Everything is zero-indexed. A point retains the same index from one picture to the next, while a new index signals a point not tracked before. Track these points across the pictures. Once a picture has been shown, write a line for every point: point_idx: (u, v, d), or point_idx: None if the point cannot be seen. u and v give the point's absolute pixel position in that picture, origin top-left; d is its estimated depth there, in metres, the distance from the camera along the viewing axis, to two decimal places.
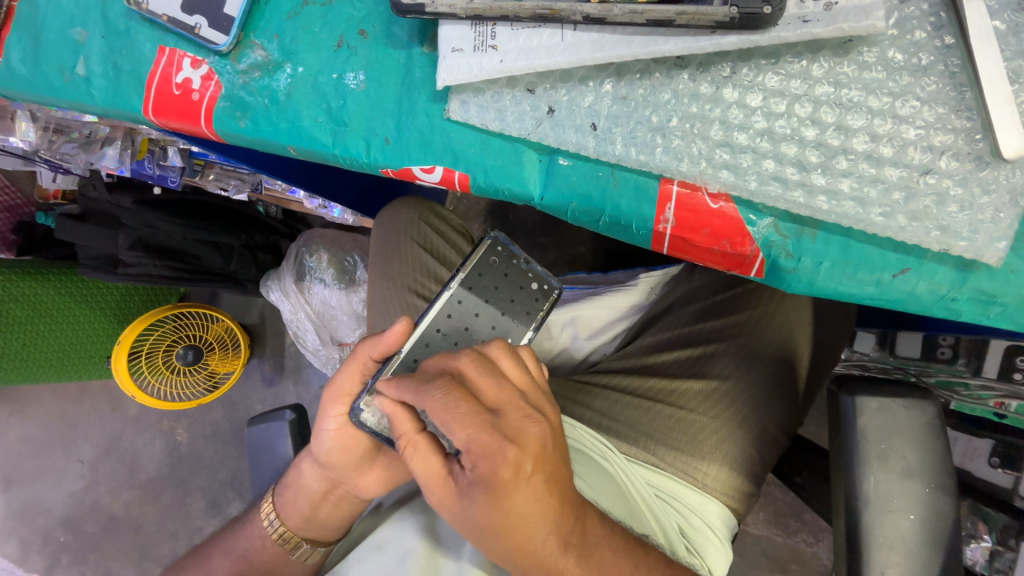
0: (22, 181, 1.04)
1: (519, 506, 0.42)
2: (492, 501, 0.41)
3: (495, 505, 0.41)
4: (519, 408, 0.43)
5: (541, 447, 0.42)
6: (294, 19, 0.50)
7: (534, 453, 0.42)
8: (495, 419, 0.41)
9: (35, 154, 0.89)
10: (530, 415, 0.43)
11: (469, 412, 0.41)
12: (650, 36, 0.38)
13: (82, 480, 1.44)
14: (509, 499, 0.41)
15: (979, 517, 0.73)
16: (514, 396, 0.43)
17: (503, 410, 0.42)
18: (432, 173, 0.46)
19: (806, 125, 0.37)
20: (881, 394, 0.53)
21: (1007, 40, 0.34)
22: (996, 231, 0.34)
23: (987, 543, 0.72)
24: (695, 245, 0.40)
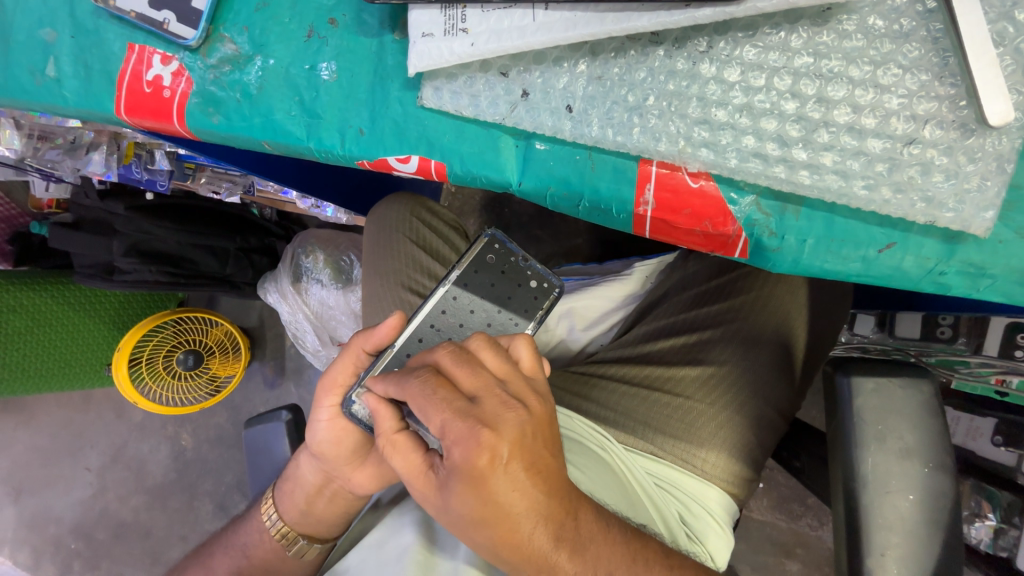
0: (17, 192, 1.07)
1: (501, 496, 0.41)
2: (471, 489, 0.40)
3: (475, 493, 0.40)
4: (497, 396, 0.42)
5: (519, 434, 0.41)
6: (263, 11, 0.49)
7: (515, 442, 0.41)
8: (470, 406, 0.41)
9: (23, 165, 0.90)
10: (507, 402, 0.42)
11: (444, 398, 0.41)
12: (622, 12, 0.36)
13: (89, 487, 1.44)
14: (487, 486, 0.40)
15: (982, 495, 0.73)
16: (490, 384, 0.43)
17: (480, 398, 0.42)
18: (408, 163, 0.45)
19: (785, 98, 0.36)
20: (877, 374, 0.52)
21: (991, 1, 0.33)
22: (983, 201, 0.33)
23: (991, 521, 0.72)
24: (677, 227, 0.40)
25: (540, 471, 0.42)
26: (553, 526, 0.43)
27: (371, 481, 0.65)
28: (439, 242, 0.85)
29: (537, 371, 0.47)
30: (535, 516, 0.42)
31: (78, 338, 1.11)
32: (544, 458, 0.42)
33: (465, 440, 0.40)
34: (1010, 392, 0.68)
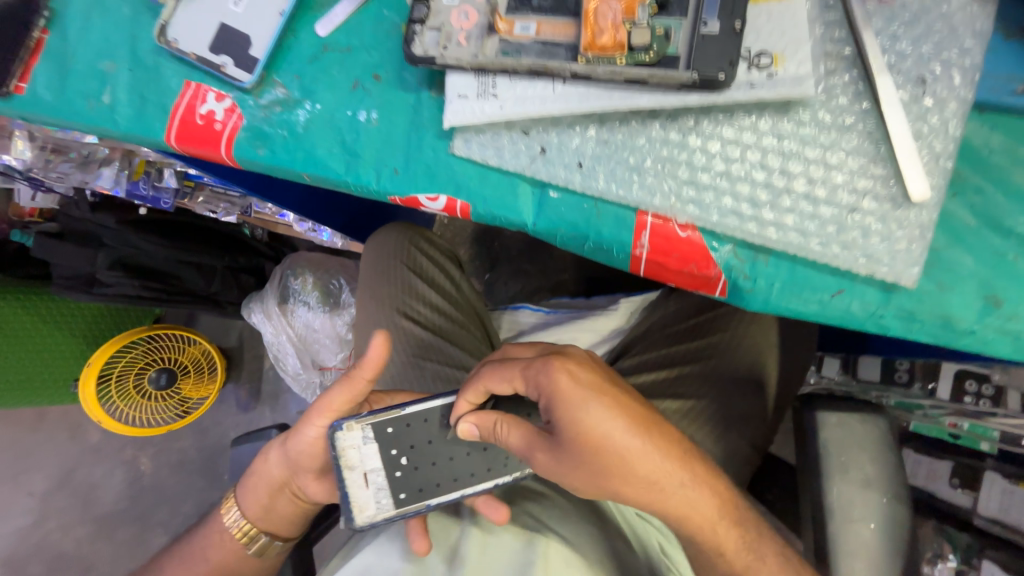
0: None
1: (593, 421, 0.48)
2: (566, 424, 0.49)
3: (569, 425, 0.49)
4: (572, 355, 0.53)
5: (589, 373, 0.51)
6: (314, 62, 0.56)
7: (599, 383, 0.50)
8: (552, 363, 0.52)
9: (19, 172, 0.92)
10: (565, 360, 0.52)
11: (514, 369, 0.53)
12: (627, 92, 0.45)
13: (29, 515, 1.36)
14: (583, 415, 0.48)
15: (944, 538, 0.76)
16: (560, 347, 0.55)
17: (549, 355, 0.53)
18: (436, 202, 0.52)
19: (757, 169, 0.44)
20: (839, 409, 0.60)
21: (911, 107, 0.42)
22: (911, 259, 0.41)
23: (952, 563, 0.74)
24: (668, 268, 0.47)
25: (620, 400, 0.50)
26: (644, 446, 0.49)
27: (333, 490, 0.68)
28: (440, 278, 0.90)
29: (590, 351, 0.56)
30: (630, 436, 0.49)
31: (44, 354, 1.10)
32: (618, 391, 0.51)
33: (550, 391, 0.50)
34: (962, 435, 0.77)
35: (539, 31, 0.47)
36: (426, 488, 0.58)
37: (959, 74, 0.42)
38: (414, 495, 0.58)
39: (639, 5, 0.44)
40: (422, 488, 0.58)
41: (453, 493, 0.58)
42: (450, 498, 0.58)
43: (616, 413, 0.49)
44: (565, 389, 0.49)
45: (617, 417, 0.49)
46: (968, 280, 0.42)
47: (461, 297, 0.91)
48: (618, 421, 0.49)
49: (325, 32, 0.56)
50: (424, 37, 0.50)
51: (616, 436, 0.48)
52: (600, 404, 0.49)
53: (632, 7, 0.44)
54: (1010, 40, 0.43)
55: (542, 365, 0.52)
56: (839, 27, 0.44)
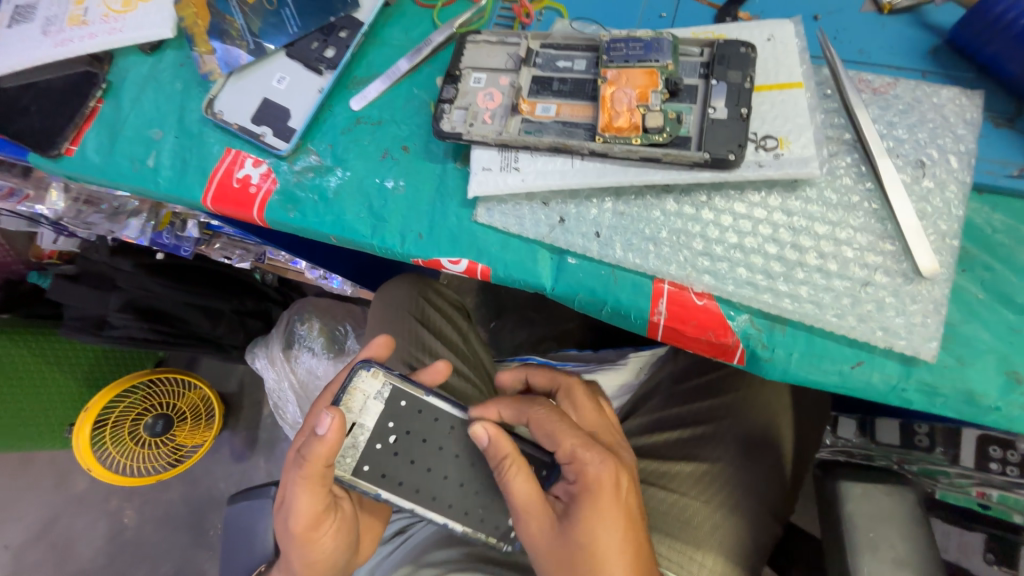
0: (18, 240, 1.07)
1: (605, 528, 0.50)
2: (586, 516, 0.50)
3: (586, 522, 0.50)
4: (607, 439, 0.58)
5: (624, 473, 0.53)
6: (347, 134, 0.61)
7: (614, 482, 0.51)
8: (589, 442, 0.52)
9: (47, 219, 0.97)
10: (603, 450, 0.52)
11: (571, 428, 0.53)
12: (642, 169, 0.48)
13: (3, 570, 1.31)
14: (602, 515, 0.50)
15: None
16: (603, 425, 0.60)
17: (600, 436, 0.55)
18: (458, 265, 0.54)
19: (769, 243, 0.46)
20: (864, 481, 0.59)
21: (913, 187, 0.44)
22: (927, 333, 0.42)
23: None
24: (685, 335, 0.47)
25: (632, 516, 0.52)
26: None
27: (313, 509, 0.57)
28: (454, 335, 0.91)
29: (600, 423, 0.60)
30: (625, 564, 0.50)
31: (42, 397, 1.11)
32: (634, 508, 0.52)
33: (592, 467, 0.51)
34: (992, 506, 0.74)
35: (559, 113, 0.51)
36: (405, 486, 0.56)
37: (955, 159, 0.44)
38: (373, 477, 0.56)
39: (651, 92, 0.48)
40: (386, 475, 0.56)
41: (409, 502, 0.56)
42: (401, 505, 0.56)
43: (624, 528, 0.50)
44: (605, 479, 0.50)
45: (626, 535, 0.50)
46: (986, 355, 0.42)
47: (472, 354, 0.91)
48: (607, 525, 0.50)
49: (359, 107, 0.61)
50: (452, 115, 0.54)
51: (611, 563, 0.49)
52: (623, 514, 0.50)
53: (645, 94, 0.48)
54: (999, 128, 0.46)
55: (596, 456, 0.51)
56: (838, 114, 0.47)
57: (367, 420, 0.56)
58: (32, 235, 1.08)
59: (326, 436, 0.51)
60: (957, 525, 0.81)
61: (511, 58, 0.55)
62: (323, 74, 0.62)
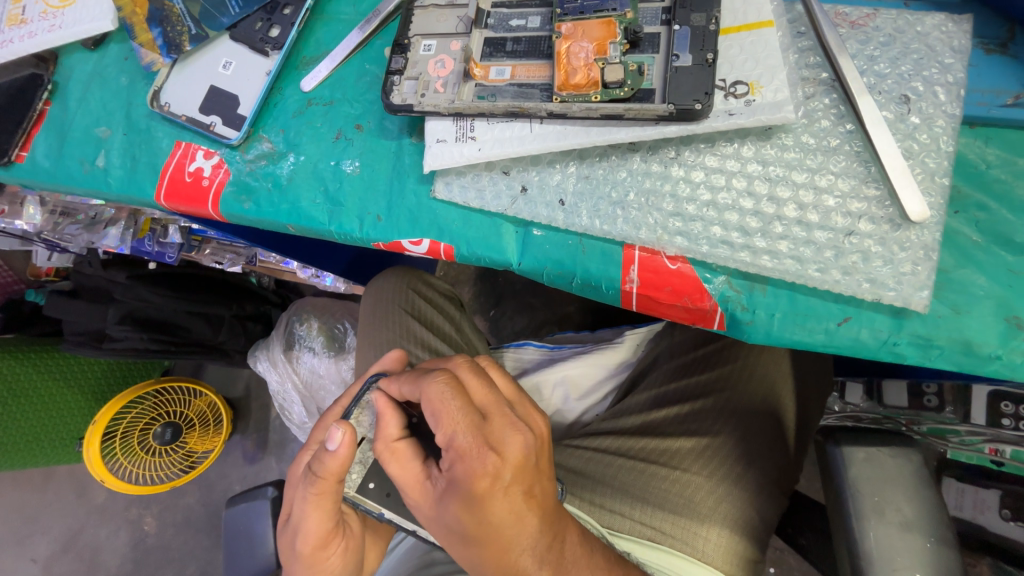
0: (16, 260, 1.14)
1: (493, 518, 0.44)
2: (466, 508, 0.44)
3: (469, 513, 0.44)
4: (506, 416, 0.45)
5: (522, 458, 0.45)
6: (299, 117, 0.57)
7: (519, 464, 0.44)
8: (481, 422, 0.44)
9: (32, 235, 0.97)
10: (514, 424, 0.45)
11: (461, 409, 0.44)
12: (604, 127, 0.44)
13: None
14: (485, 508, 0.43)
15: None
16: (500, 404, 0.46)
17: (490, 416, 0.45)
18: (419, 245, 0.51)
19: (743, 197, 0.43)
20: (866, 444, 0.55)
21: (897, 125, 0.41)
22: (918, 282, 0.38)
23: None
24: (660, 302, 0.45)
25: (535, 495, 0.46)
26: (537, 554, 0.46)
27: (321, 529, 0.56)
28: (447, 326, 0.87)
29: (513, 393, 0.51)
30: (526, 540, 0.46)
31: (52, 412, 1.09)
32: (540, 487, 0.46)
33: (467, 460, 0.43)
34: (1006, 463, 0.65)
35: (514, 75, 0.47)
36: (393, 496, 0.58)
37: (943, 91, 0.41)
38: (378, 496, 0.58)
39: (609, 43, 0.44)
40: (390, 495, 0.58)
41: (411, 524, 0.58)
42: (406, 526, 0.58)
43: (522, 512, 0.45)
44: (506, 464, 0.43)
45: (524, 517, 0.45)
46: (983, 301, 0.39)
47: (464, 344, 0.87)
48: (510, 510, 0.44)
49: (309, 88, 0.58)
50: (402, 87, 0.51)
51: (511, 543, 0.45)
52: (512, 501, 0.44)
53: (603, 46, 0.44)
54: (991, 55, 0.42)
55: (478, 447, 0.43)
56: (814, 53, 0.44)
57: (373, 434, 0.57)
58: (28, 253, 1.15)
59: (337, 451, 0.50)
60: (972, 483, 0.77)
61: (462, 21, 0.52)
62: (269, 55, 0.59)
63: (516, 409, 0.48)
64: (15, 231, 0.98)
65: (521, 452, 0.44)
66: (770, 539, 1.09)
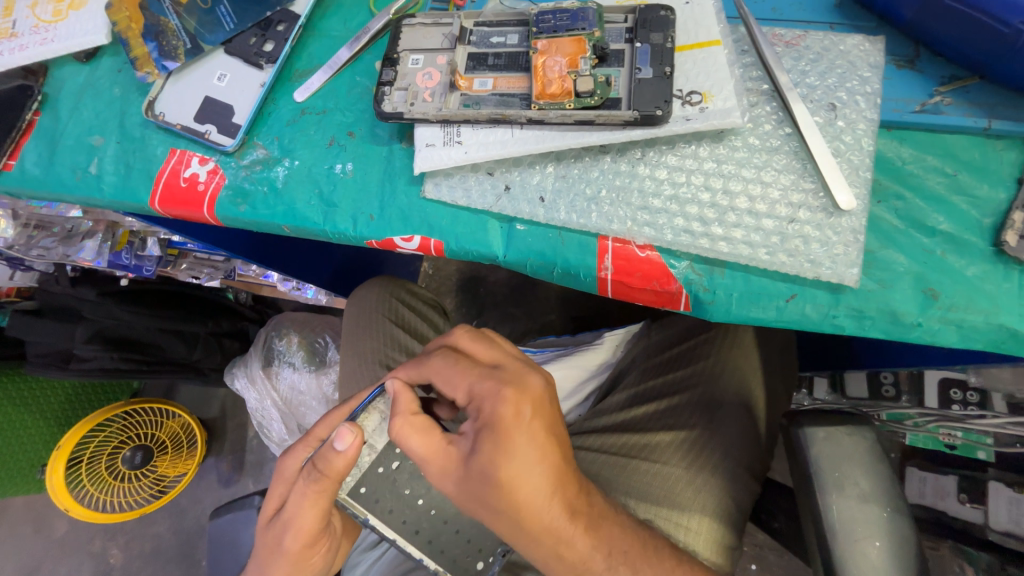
0: None
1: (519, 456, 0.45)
2: (496, 443, 0.45)
3: (497, 447, 0.45)
4: (511, 362, 0.50)
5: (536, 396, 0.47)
6: (293, 125, 0.61)
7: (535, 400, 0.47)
8: (491, 370, 0.49)
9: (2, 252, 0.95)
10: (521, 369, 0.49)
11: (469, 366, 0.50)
12: (579, 131, 0.50)
13: None
14: (511, 441, 0.45)
15: (963, 558, 0.76)
16: (500, 355, 0.51)
17: (500, 365, 0.49)
18: (410, 242, 0.55)
19: (702, 191, 0.48)
20: (827, 424, 0.60)
21: (827, 128, 0.47)
22: (849, 261, 0.44)
23: None
24: (632, 287, 0.50)
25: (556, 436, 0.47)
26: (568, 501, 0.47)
27: (311, 527, 0.55)
28: (431, 334, 0.90)
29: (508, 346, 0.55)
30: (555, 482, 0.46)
31: (11, 439, 1.05)
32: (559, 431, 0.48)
33: (489, 396, 0.46)
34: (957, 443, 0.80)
35: (495, 85, 0.52)
36: (394, 514, 0.57)
37: (863, 99, 0.48)
38: (367, 501, 0.56)
39: (581, 58, 0.50)
40: (378, 500, 0.57)
41: (393, 532, 0.57)
42: (385, 532, 0.57)
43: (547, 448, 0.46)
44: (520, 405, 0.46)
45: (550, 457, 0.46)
46: (903, 277, 0.45)
47: None
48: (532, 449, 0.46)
49: (303, 98, 0.61)
50: (393, 96, 0.55)
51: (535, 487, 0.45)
52: (537, 434, 0.45)
53: (575, 60, 0.50)
54: (901, 69, 0.49)
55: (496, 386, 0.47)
56: (756, 67, 0.50)
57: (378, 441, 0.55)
58: None
59: (345, 450, 0.50)
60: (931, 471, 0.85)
61: (446, 37, 0.56)
62: (263, 68, 0.62)
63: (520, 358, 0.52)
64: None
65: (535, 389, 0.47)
66: (750, 536, 1.14)
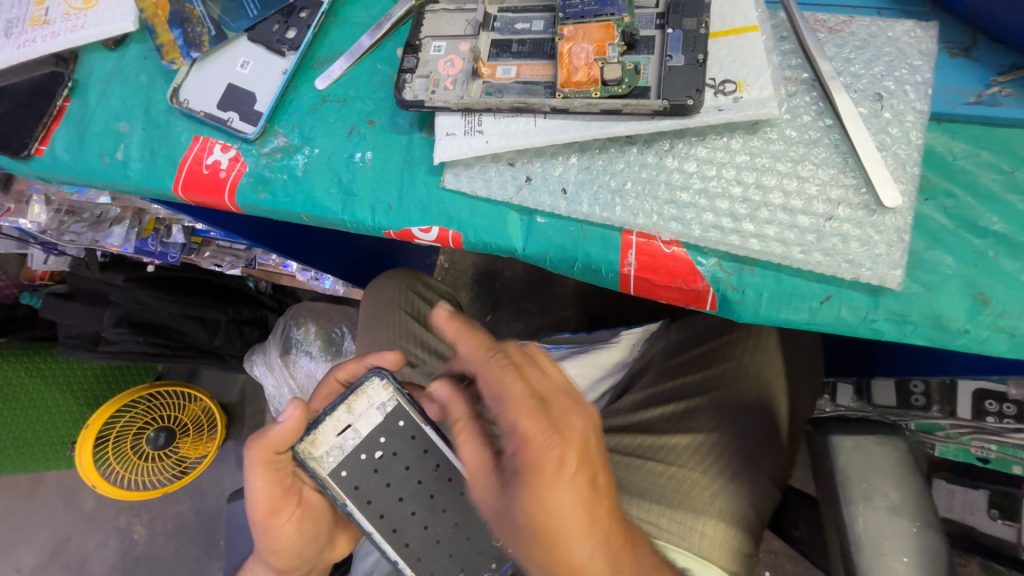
0: (10, 265, 1.09)
1: (556, 510, 0.44)
2: (532, 495, 0.44)
3: (534, 500, 0.44)
4: (565, 398, 0.47)
5: (584, 440, 0.46)
6: (313, 113, 0.60)
7: (582, 448, 0.45)
8: (545, 405, 0.46)
9: (33, 235, 0.98)
10: (579, 405, 0.47)
11: (519, 394, 0.46)
12: (604, 121, 0.48)
13: None
14: (550, 493, 0.44)
15: None
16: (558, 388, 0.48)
17: (552, 400, 0.47)
18: (428, 233, 0.54)
19: (733, 184, 0.46)
20: (855, 433, 0.58)
21: (871, 120, 0.45)
22: (892, 261, 0.42)
23: None
24: (656, 284, 0.48)
25: (598, 487, 0.46)
26: (609, 558, 0.45)
27: (272, 493, 0.57)
28: None
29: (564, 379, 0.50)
30: (591, 540, 0.45)
31: (41, 417, 1.09)
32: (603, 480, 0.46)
33: (539, 441, 0.44)
34: (990, 459, 0.73)
35: (519, 73, 0.51)
36: (373, 505, 0.55)
37: (912, 89, 0.44)
38: (346, 487, 0.55)
39: (609, 45, 0.48)
40: (358, 488, 0.55)
41: (371, 526, 0.54)
42: (363, 527, 0.55)
43: (588, 500, 0.45)
44: (570, 449, 0.45)
45: (588, 511, 0.45)
46: (951, 279, 0.42)
47: None
48: (561, 502, 0.44)
49: (324, 86, 0.61)
50: (414, 84, 0.54)
51: (574, 542, 0.44)
52: (579, 488, 0.44)
53: (603, 47, 0.48)
54: (955, 58, 0.46)
55: (541, 433, 0.44)
56: (795, 55, 0.47)
57: (361, 425, 0.56)
58: (22, 258, 1.10)
59: (283, 423, 0.55)
60: (959, 485, 0.80)
61: (470, 24, 0.55)
62: (285, 55, 0.62)
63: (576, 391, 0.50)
64: (14, 231, 0.99)
65: (584, 436, 0.45)
66: (766, 543, 1.11)
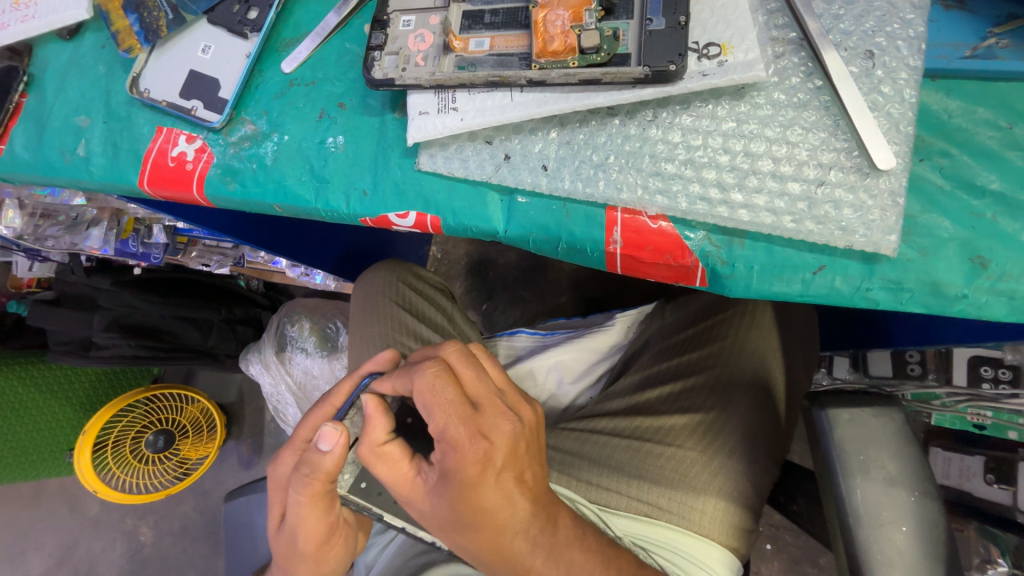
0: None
1: (485, 504, 0.46)
2: (460, 498, 0.45)
3: (462, 500, 0.45)
4: (496, 405, 0.47)
5: (511, 444, 0.46)
6: (281, 98, 0.58)
7: (509, 452, 0.46)
8: (473, 412, 0.46)
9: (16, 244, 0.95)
10: (504, 412, 0.46)
11: (452, 399, 0.45)
12: (583, 92, 0.45)
13: None
14: (476, 494, 0.45)
15: (988, 540, 0.71)
16: (491, 394, 0.47)
17: (481, 406, 0.46)
18: (406, 218, 0.52)
19: (720, 153, 0.44)
20: (850, 405, 0.53)
21: (862, 80, 0.42)
22: (886, 226, 0.40)
23: (1003, 567, 0.70)
24: (644, 262, 0.46)
25: (526, 480, 0.47)
26: (531, 535, 0.48)
27: (319, 528, 0.55)
28: (438, 317, 0.87)
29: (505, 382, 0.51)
30: (517, 523, 0.47)
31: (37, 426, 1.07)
32: (531, 473, 0.48)
33: (463, 447, 0.44)
34: (988, 424, 0.72)
35: (492, 45, 0.48)
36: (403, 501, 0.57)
37: (904, 45, 0.42)
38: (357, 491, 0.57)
39: (585, 11, 0.45)
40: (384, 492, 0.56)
41: (401, 520, 0.56)
42: (394, 522, 0.56)
43: (514, 495, 0.47)
44: (500, 449, 0.45)
45: (516, 500, 0.47)
46: (948, 243, 0.40)
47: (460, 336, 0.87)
48: (492, 496, 0.46)
49: (291, 69, 0.58)
50: (383, 62, 0.51)
51: (504, 526, 0.47)
52: (504, 487, 0.46)
53: (579, 14, 0.45)
54: (949, 10, 0.43)
55: (468, 432, 0.45)
56: (782, 14, 0.45)
57: None
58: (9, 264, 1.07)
59: (332, 450, 0.49)
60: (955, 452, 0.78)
61: None
62: (248, 38, 0.59)
63: (505, 395, 0.49)
64: None
65: (510, 440, 0.45)
66: (767, 518, 1.11)
